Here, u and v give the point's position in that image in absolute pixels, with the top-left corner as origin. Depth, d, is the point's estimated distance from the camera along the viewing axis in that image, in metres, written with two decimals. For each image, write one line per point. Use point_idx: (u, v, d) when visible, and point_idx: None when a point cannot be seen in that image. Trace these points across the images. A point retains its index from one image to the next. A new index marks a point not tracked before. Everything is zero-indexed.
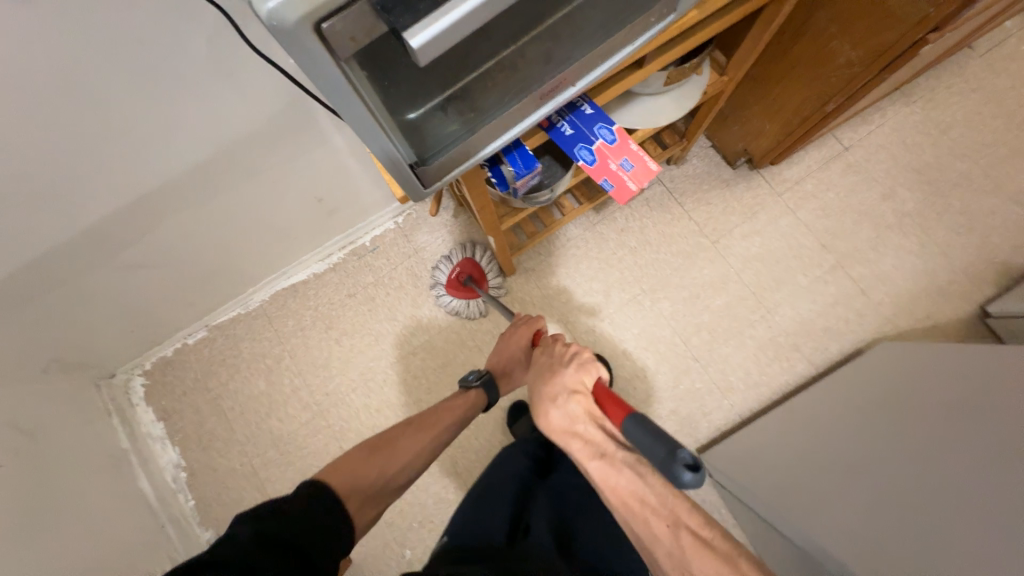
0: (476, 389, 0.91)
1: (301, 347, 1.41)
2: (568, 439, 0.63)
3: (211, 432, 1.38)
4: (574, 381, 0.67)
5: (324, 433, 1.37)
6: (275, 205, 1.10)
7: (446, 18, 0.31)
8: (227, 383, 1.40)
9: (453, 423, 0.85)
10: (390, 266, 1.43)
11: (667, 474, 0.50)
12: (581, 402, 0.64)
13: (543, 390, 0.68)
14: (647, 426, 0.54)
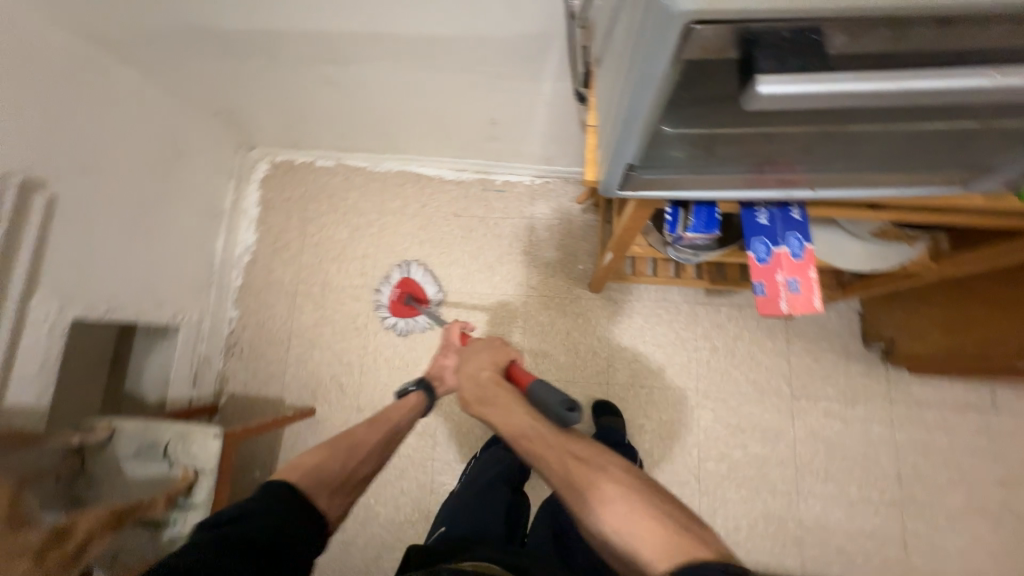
0: (414, 395, 1.02)
1: (391, 228, 1.51)
2: (477, 406, 0.79)
3: (286, 242, 1.53)
4: (488, 362, 0.85)
5: (361, 304, 1.47)
6: (457, 106, 1.16)
7: (803, 85, 0.35)
8: (321, 214, 1.53)
9: (407, 417, 0.97)
10: (502, 214, 1.47)
11: (559, 418, 0.71)
12: (492, 376, 0.82)
13: (461, 373, 0.86)
14: (547, 386, 0.75)
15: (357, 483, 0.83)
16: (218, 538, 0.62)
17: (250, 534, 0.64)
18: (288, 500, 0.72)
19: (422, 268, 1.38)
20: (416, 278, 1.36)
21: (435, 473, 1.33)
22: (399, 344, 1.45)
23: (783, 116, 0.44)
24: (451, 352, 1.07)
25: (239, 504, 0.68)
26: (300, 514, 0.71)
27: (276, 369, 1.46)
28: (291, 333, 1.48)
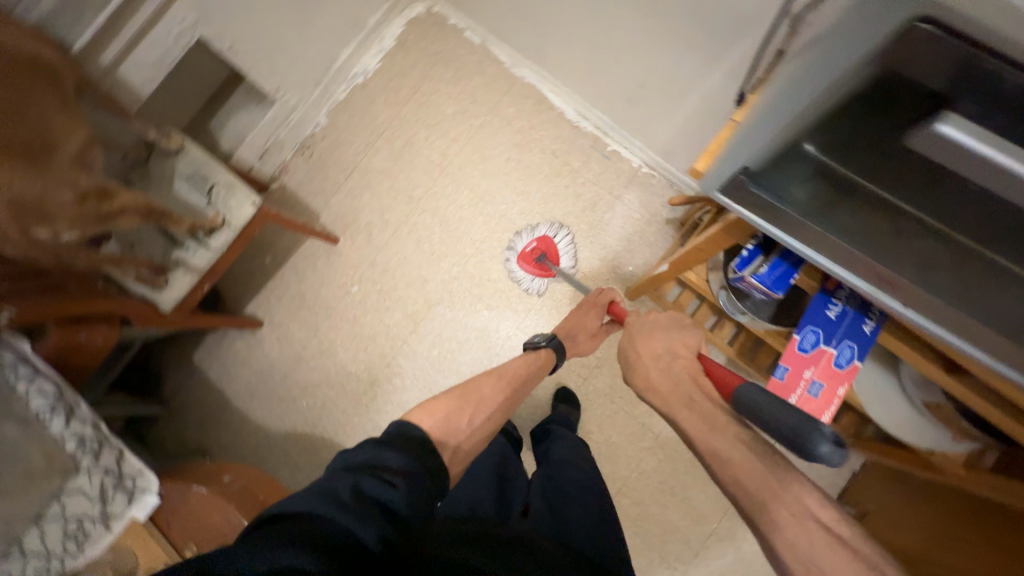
0: (545, 350, 1.01)
1: (493, 131, 1.51)
2: (678, 404, 0.75)
3: (399, 87, 1.55)
4: (680, 345, 0.85)
5: (428, 179, 1.50)
6: (621, 52, 1.14)
7: (989, 147, 0.32)
8: (444, 81, 1.54)
9: (533, 372, 0.97)
10: (594, 179, 1.44)
11: (801, 446, 0.56)
12: (692, 368, 0.80)
13: (642, 359, 0.85)
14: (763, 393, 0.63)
15: (479, 436, 0.81)
16: (352, 485, 0.55)
17: (390, 498, 0.55)
18: (419, 454, 0.62)
19: (567, 238, 1.37)
20: (555, 240, 1.35)
21: (404, 351, 1.43)
22: (438, 231, 1.47)
23: (929, 188, 0.43)
24: (594, 314, 1.10)
25: (377, 452, 0.60)
26: (434, 469, 0.63)
27: (329, 188, 1.53)
28: (359, 167, 1.53)
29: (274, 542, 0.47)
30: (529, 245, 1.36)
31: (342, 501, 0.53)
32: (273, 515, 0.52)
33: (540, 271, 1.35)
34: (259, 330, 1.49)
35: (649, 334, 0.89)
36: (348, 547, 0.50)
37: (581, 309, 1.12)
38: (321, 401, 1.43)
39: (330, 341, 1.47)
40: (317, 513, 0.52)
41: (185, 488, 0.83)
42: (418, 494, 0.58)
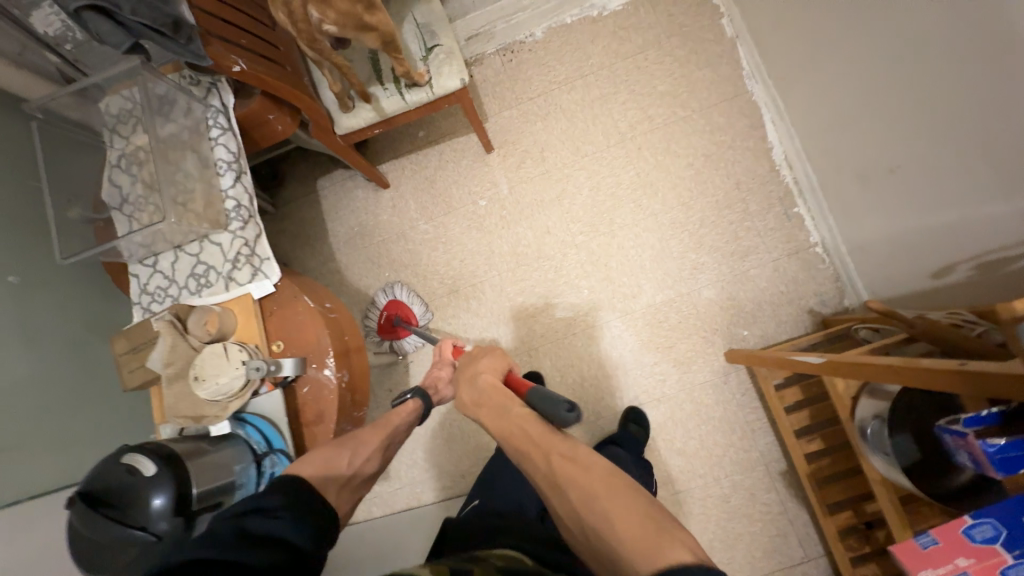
0: (410, 401, 0.87)
1: (691, 130, 1.40)
2: (479, 410, 0.70)
3: (626, 39, 1.46)
4: (487, 370, 0.76)
5: (601, 140, 1.44)
6: (883, 130, 1.01)
7: None
8: (672, 55, 1.44)
9: (403, 424, 0.85)
10: (761, 229, 1.33)
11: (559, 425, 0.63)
12: (490, 379, 0.73)
13: (460, 378, 0.78)
14: (541, 392, 0.67)
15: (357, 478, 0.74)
16: (233, 526, 0.53)
17: (280, 532, 0.55)
18: (300, 495, 0.62)
19: (410, 291, 1.38)
20: (405, 300, 1.36)
21: (490, 281, 1.44)
22: (581, 193, 1.43)
23: None
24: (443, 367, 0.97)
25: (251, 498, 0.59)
26: (316, 508, 0.62)
27: (508, 99, 1.50)
28: (544, 93, 1.48)
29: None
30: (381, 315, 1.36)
31: (220, 542, 0.51)
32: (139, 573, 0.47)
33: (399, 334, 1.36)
34: (383, 191, 1.54)
35: (468, 357, 0.83)
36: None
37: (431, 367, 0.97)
38: (400, 282, 1.48)
39: (433, 234, 1.49)
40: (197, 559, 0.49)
41: (298, 294, 0.87)
42: (310, 531, 0.58)
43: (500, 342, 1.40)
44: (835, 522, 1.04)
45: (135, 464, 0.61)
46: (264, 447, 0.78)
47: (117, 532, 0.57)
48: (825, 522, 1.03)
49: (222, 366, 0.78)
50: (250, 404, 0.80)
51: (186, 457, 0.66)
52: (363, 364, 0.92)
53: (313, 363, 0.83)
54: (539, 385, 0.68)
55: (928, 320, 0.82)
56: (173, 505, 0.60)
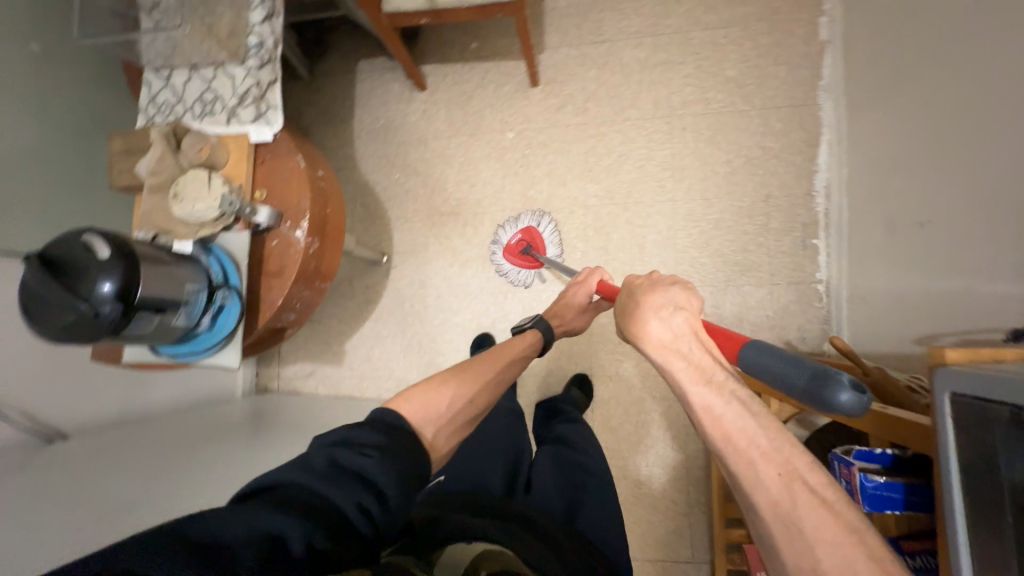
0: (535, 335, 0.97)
1: (743, 127, 1.32)
2: (682, 368, 0.58)
3: (713, 9, 1.35)
4: (686, 303, 0.65)
5: (649, 109, 1.37)
6: (929, 181, 0.95)
7: None
8: (754, 42, 1.33)
9: (523, 351, 0.92)
10: (773, 250, 1.28)
11: (818, 399, 0.52)
12: (696, 324, 0.62)
13: (642, 307, 0.66)
14: (775, 353, 0.57)
15: (472, 407, 0.76)
16: (327, 458, 0.56)
17: (368, 471, 0.56)
18: (395, 436, 0.61)
19: (551, 224, 1.35)
20: (546, 233, 1.34)
21: (493, 215, 1.42)
22: (610, 156, 1.38)
23: None
24: (582, 294, 1.02)
25: (351, 430, 0.60)
26: (410, 450, 0.61)
27: (571, 35, 1.42)
28: (611, 41, 1.40)
29: (261, 504, 0.50)
30: (518, 236, 1.36)
31: (312, 472, 0.55)
32: (252, 485, 0.53)
33: (530, 263, 1.34)
34: (418, 92, 1.50)
35: (654, 289, 0.68)
36: (338, 529, 0.51)
37: (569, 287, 1.05)
38: (408, 188, 1.48)
39: (455, 152, 1.46)
40: (292, 486, 0.53)
41: (293, 152, 0.87)
42: (404, 477, 0.57)
43: (482, 276, 1.41)
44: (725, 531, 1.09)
45: (93, 245, 0.64)
46: (220, 279, 0.81)
47: (61, 296, 0.61)
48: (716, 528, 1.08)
49: (202, 192, 0.80)
50: (219, 237, 0.83)
51: (144, 259, 0.70)
52: (337, 240, 0.94)
53: (288, 222, 0.85)
54: (764, 342, 0.59)
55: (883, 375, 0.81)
56: (119, 293, 0.64)
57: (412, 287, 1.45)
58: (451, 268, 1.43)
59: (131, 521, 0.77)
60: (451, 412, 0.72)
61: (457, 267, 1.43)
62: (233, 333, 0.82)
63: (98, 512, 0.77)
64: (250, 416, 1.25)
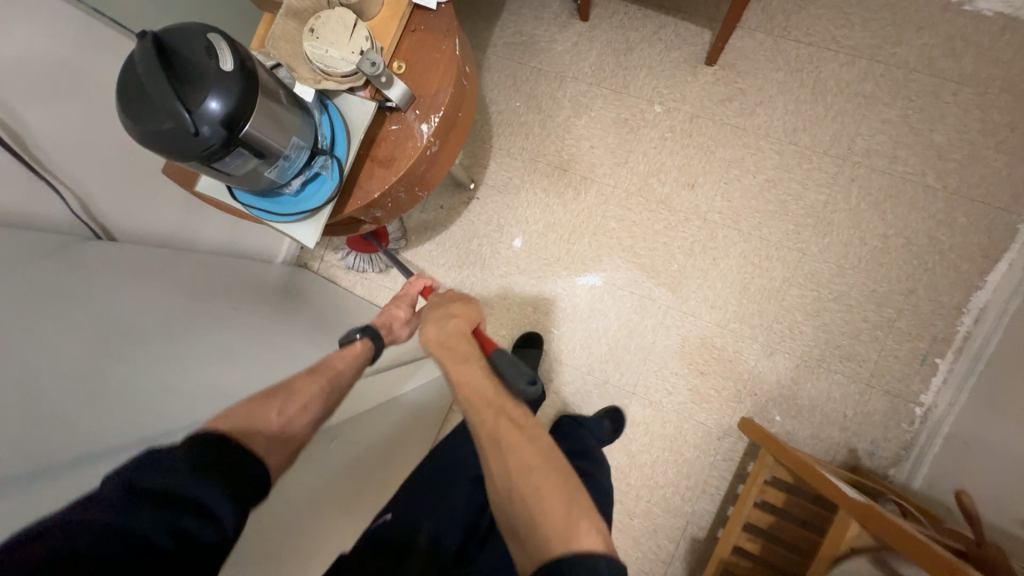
0: (358, 344, 0.78)
1: (921, 206, 1.12)
2: (438, 350, 0.73)
3: (957, 56, 1.11)
4: (460, 313, 0.76)
5: (825, 141, 1.17)
6: None
7: None
8: (983, 113, 1.10)
9: (355, 367, 0.75)
10: (885, 348, 1.13)
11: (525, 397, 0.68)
12: (459, 325, 0.75)
13: (427, 316, 0.78)
14: (505, 356, 0.69)
15: None
16: (120, 483, 0.45)
17: (176, 484, 0.47)
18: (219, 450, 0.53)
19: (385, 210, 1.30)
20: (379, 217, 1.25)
21: (600, 187, 1.27)
22: (755, 176, 1.20)
23: None
24: (404, 306, 0.90)
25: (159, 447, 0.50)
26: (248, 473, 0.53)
27: (776, 22, 1.19)
28: (816, 48, 1.17)
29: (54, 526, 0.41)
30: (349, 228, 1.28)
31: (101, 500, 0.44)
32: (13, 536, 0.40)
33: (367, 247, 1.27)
34: (576, 21, 1.30)
35: (436, 303, 0.81)
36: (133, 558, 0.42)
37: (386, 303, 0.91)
38: (523, 122, 1.32)
39: (588, 103, 1.29)
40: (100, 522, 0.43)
41: (452, 33, 0.73)
42: (236, 496, 0.50)
43: (562, 246, 1.29)
44: None
45: (216, 50, 0.54)
46: (326, 145, 0.70)
47: (165, 95, 0.51)
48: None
49: (342, 39, 0.68)
50: (341, 96, 0.71)
51: (264, 89, 0.59)
52: (455, 148, 0.82)
53: (416, 110, 0.73)
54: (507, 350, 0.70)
55: (1003, 556, 0.71)
56: (228, 117, 0.54)
57: (486, 228, 1.33)
58: (533, 224, 1.31)
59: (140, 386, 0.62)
60: (284, 425, 0.63)
61: (541, 226, 1.30)
62: (319, 209, 0.72)
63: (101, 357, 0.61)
64: (284, 284, 1.16)
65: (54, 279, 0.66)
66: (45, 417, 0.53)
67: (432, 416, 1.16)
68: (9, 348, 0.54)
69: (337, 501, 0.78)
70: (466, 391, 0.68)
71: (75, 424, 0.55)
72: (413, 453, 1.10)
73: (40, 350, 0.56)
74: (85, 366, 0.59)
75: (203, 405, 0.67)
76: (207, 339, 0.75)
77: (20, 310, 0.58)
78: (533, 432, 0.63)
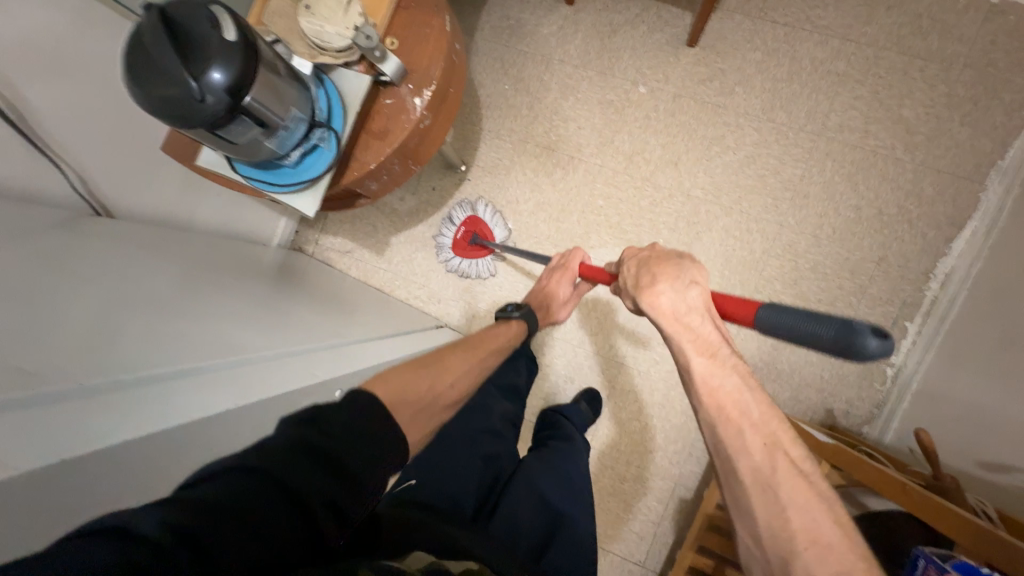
0: (511, 320, 1.00)
1: (891, 178, 1.18)
2: (671, 330, 0.60)
3: (923, 34, 1.17)
4: (680, 283, 0.62)
5: (801, 117, 1.22)
6: None
7: None
8: (948, 89, 1.16)
9: (506, 341, 0.92)
10: (859, 314, 1.19)
11: (845, 335, 0.53)
12: (699, 305, 0.61)
13: (641, 283, 0.65)
14: (784, 310, 0.60)
15: None
16: None
17: None
18: None
19: (489, 210, 1.33)
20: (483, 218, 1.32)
21: (588, 166, 1.32)
22: (736, 152, 1.25)
23: None
24: (564, 283, 1.04)
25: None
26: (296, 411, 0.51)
27: (753, 3, 1.24)
28: (791, 28, 1.22)
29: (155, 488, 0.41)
30: (459, 231, 1.33)
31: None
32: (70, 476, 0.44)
33: (477, 253, 1.32)
34: (562, 5, 1.34)
35: (651, 271, 0.65)
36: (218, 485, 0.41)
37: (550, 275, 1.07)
38: (512, 104, 1.35)
39: (575, 85, 1.33)
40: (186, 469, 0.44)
41: (442, 10, 0.77)
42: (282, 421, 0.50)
43: (553, 224, 1.33)
44: (694, 543, 1.09)
45: (219, 22, 0.57)
46: (323, 117, 0.73)
47: (171, 64, 0.53)
48: (693, 538, 1.09)
49: (337, 15, 0.71)
50: (337, 71, 0.74)
51: (265, 62, 0.62)
52: (447, 124, 0.86)
53: (410, 85, 0.76)
54: (783, 303, 0.61)
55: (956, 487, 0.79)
56: (230, 86, 0.57)
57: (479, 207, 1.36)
58: (524, 204, 1.34)
59: (158, 333, 0.63)
60: None
61: (532, 205, 1.34)
62: (317, 179, 0.75)
63: (112, 307, 0.61)
64: (281, 266, 1.17)
65: (59, 246, 0.67)
66: (68, 355, 0.53)
67: None
68: (23, 295, 0.55)
69: None
70: (722, 404, 0.55)
71: (101, 359, 0.54)
72: None
73: (50, 299, 0.57)
74: (98, 314, 0.59)
75: (225, 350, 0.67)
76: (212, 304, 0.76)
77: (28, 269, 0.59)
78: (809, 471, 0.52)
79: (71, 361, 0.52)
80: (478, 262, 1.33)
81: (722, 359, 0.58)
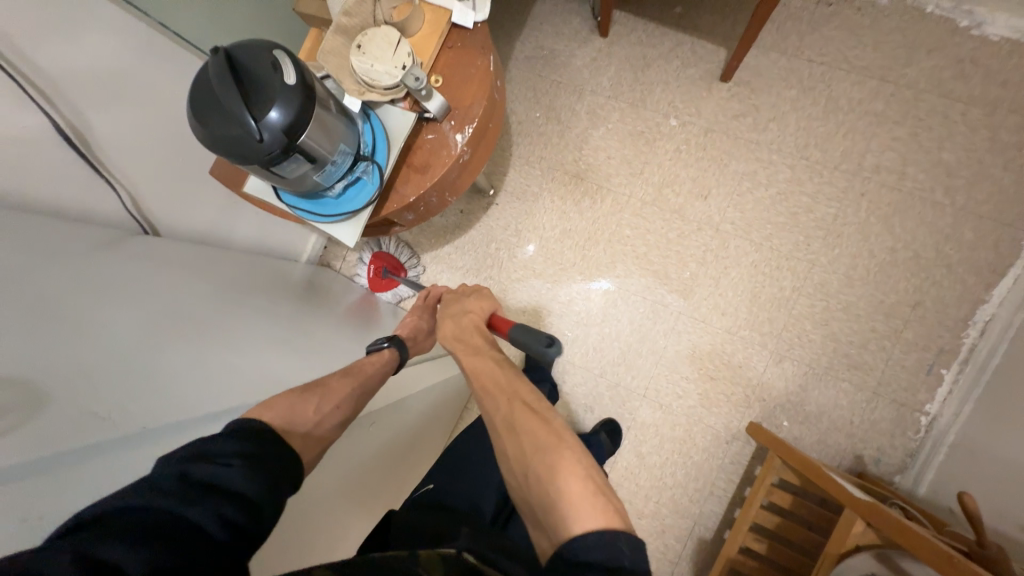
0: (387, 350, 0.83)
1: (929, 221, 1.16)
2: (456, 344, 0.78)
3: (966, 78, 1.16)
4: (473, 312, 0.82)
5: (835, 156, 1.21)
6: None
7: None
8: (990, 134, 1.14)
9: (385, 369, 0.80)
10: (892, 359, 1.16)
11: (541, 353, 0.72)
12: (474, 319, 0.80)
13: (446, 313, 0.85)
14: (519, 327, 0.75)
15: None
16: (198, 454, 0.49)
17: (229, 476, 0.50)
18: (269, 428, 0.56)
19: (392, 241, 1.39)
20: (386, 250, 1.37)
21: (615, 196, 1.32)
22: (768, 188, 1.24)
23: None
24: (426, 310, 0.97)
25: (231, 444, 0.53)
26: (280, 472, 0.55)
27: (790, 41, 1.24)
28: (828, 67, 1.22)
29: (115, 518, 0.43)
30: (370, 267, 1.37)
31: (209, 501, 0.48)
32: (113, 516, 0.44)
33: (390, 285, 1.38)
34: (596, 37, 1.36)
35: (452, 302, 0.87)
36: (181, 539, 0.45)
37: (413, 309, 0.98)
38: (542, 131, 1.37)
39: (606, 116, 1.34)
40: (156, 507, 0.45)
41: (487, 51, 0.79)
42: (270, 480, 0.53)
43: (578, 252, 1.33)
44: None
45: (281, 66, 0.59)
46: (367, 151, 0.75)
47: (234, 105, 0.56)
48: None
49: (387, 55, 0.73)
50: (383, 107, 0.77)
51: (320, 102, 0.64)
52: (484, 158, 0.87)
53: (452, 121, 0.78)
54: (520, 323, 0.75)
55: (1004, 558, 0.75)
56: (287, 126, 0.59)
57: (505, 232, 1.38)
58: (550, 231, 1.35)
59: (203, 365, 0.64)
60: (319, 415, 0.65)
61: (558, 232, 1.35)
62: (358, 210, 0.77)
63: (159, 335, 0.63)
64: (308, 282, 1.20)
65: (111, 267, 0.69)
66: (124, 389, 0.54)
67: (446, 413, 1.18)
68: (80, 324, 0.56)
69: (356, 496, 0.80)
70: (481, 378, 0.69)
71: (153, 395, 0.56)
72: (426, 449, 1.12)
73: (104, 326, 0.58)
74: (146, 342, 0.61)
75: (262, 385, 0.69)
76: (251, 329, 0.78)
77: (84, 293, 0.61)
78: (544, 410, 0.61)
79: (127, 396, 0.54)
80: (397, 291, 1.38)
81: (488, 353, 0.73)
